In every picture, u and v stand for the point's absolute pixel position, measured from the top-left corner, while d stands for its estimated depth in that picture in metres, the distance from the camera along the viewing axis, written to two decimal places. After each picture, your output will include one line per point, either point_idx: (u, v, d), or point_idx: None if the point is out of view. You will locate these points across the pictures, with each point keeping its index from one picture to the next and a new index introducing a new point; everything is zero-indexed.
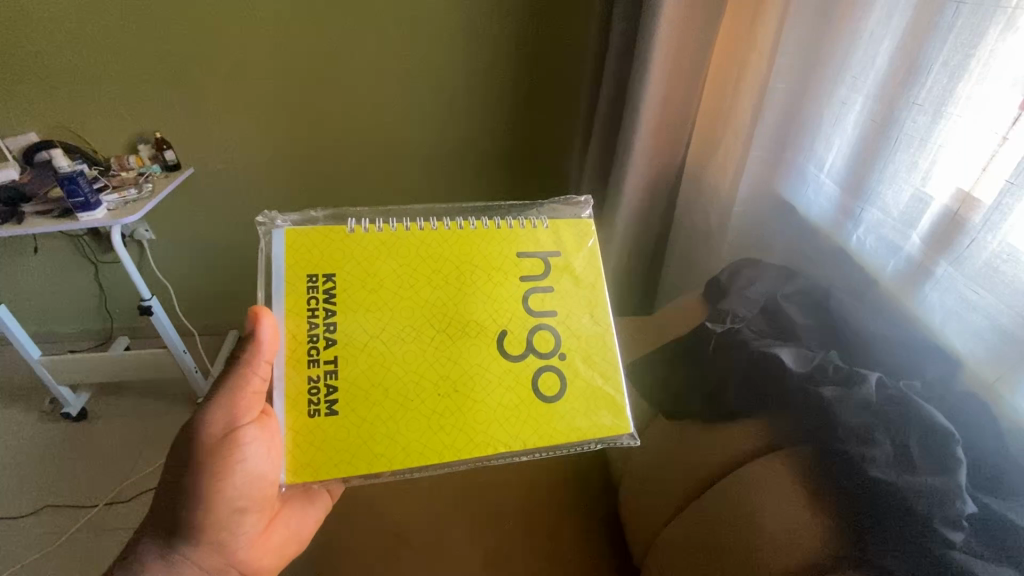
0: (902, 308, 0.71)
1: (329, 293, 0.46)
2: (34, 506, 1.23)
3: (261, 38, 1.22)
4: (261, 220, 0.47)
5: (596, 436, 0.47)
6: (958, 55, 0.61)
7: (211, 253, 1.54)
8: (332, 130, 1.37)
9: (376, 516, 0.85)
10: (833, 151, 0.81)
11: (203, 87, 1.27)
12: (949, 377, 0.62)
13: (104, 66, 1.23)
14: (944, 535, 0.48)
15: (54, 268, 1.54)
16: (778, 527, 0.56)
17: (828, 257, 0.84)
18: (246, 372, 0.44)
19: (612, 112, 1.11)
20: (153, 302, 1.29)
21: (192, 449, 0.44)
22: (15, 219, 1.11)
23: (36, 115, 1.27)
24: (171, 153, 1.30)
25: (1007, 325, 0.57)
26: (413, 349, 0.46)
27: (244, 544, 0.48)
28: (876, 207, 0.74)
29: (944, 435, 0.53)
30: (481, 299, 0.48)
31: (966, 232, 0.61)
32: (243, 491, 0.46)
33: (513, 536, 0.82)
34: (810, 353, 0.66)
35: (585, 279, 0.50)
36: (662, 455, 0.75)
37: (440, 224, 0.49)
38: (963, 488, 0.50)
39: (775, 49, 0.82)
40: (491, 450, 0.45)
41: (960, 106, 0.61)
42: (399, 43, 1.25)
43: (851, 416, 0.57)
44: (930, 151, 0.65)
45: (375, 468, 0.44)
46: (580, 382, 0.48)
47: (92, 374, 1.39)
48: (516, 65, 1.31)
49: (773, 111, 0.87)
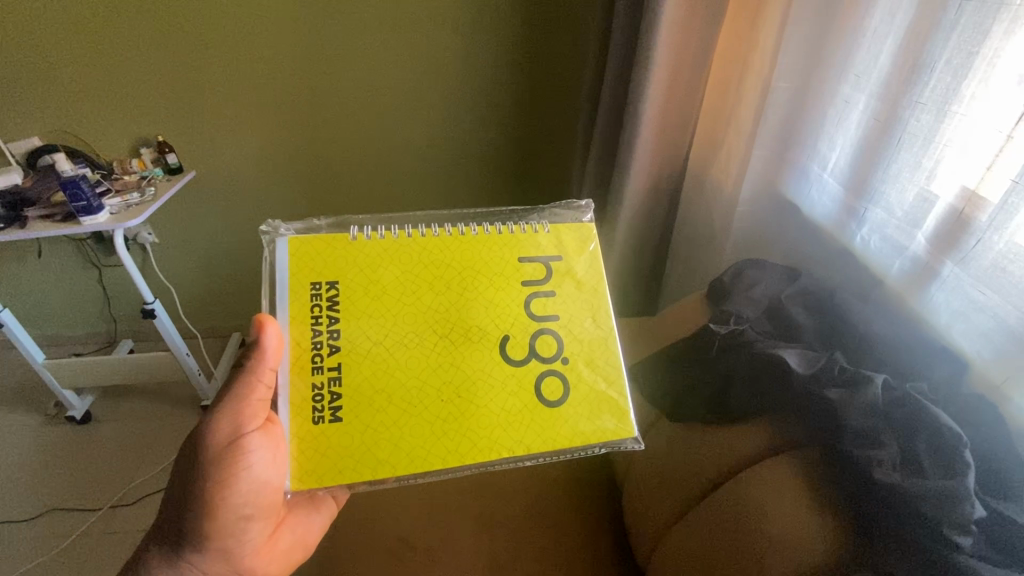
0: (907, 307, 0.70)
1: (333, 301, 0.46)
2: (40, 510, 1.23)
3: (262, 41, 1.22)
4: (265, 228, 0.47)
5: (599, 439, 0.47)
6: (962, 53, 0.60)
7: (214, 256, 1.55)
8: (333, 133, 1.37)
9: (381, 520, 0.86)
10: (836, 150, 0.81)
11: (204, 90, 1.28)
12: (954, 378, 0.62)
13: (106, 70, 1.23)
14: (952, 539, 0.47)
15: (58, 271, 1.54)
16: (779, 529, 0.57)
17: (832, 257, 0.84)
18: (251, 379, 0.44)
19: (614, 113, 1.11)
20: (154, 305, 1.29)
21: (198, 457, 0.44)
22: (18, 224, 1.11)
23: (38, 120, 1.28)
24: (174, 156, 1.30)
25: (1015, 325, 0.57)
26: (417, 355, 0.46)
27: (252, 550, 0.48)
28: (879, 206, 0.74)
29: (953, 439, 0.52)
30: (483, 304, 0.48)
31: (972, 232, 0.61)
32: (249, 498, 0.46)
33: (516, 538, 0.82)
34: (814, 354, 0.65)
35: (587, 283, 0.50)
36: (666, 458, 0.75)
37: (443, 229, 0.49)
38: (973, 491, 0.49)
39: (776, 48, 0.82)
40: (495, 454, 0.45)
41: (965, 103, 0.61)
42: (400, 45, 1.25)
43: (858, 419, 0.57)
44: (934, 150, 0.65)
45: (380, 474, 0.44)
46: (584, 387, 0.48)
47: (97, 377, 1.40)
48: (518, 67, 1.30)
49: (775, 112, 0.87)
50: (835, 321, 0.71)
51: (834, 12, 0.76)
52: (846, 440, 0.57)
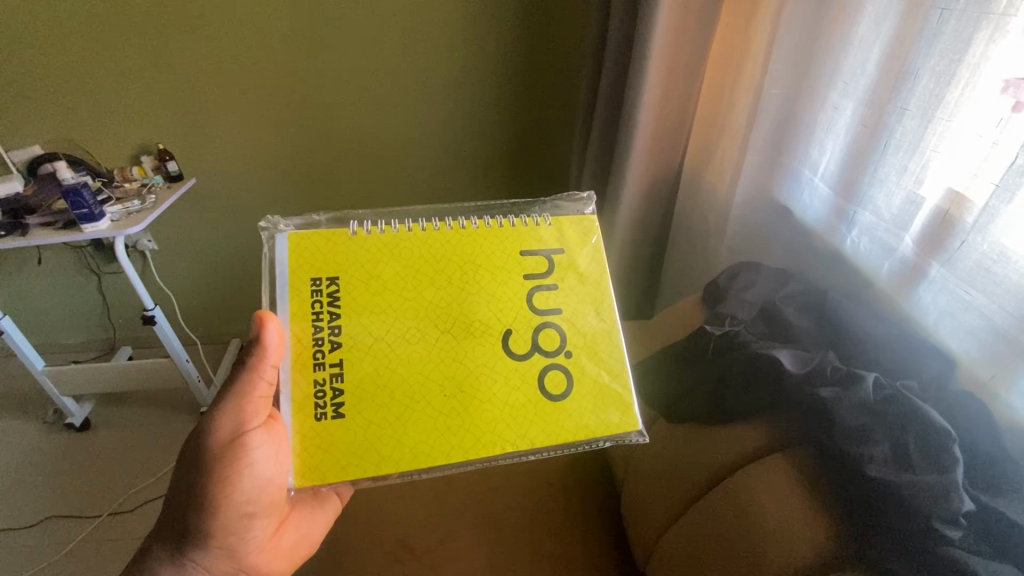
0: (895, 308, 0.71)
1: (334, 297, 0.46)
2: (38, 517, 1.23)
3: (262, 46, 1.23)
4: (264, 224, 0.47)
5: (604, 433, 0.47)
6: (945, 60, 0.61)
7: (213, 262, 1.54)
8: (331, 137, 1.36)
9: (380, 522, 0.85)
10: (826, 155, 0.81)
11: (204, 95, 1.27)
12: (945, 377, 0.61)
13: (107, 77, 1.24)
14: (941, 532, 0.47)
15: (58, 278, 1.54)
16: (775, 532, 0.57)
17: (822, 259, 0.84)
18: (252, 376, 0.44)
19: (611, 114, 1.11)
20: (155, 312, 1.28)
21: (200, 455, 0.44)
22: (19, 231, 1.12)
23: (38, 127, 1.28)
24: (174, 164, 1.30)
25: (1001, 324, 0.57)
26: (419, 349, 0.46)
27: (254, 548, 0.47)
28: (868, 210, 0.74)
29: (939, 432, 0.52)
30: (485, 297, 0.48)
31: (957, 233, 0.61)
32: (252, 496, 0.45)
33: (514, 538, 0.82)
34: (807, 354, 0.65)
35: (590, 276, 0.50)
36: (664, 459, 0.74)
37: (443, 224, 0.49)
38: (961, 485, 0.49)
39: (768, 54, 0.82)
40: (499, 449, 0.45)
41: (949, 110, 0.61)
42: (398, 49, 1.25)
43: (848, 417, 0.56)
44: (921, 156, 0.65)
45: (383, 470, 0.44)
46: (588, 380, 0.48)
47: (95, 385, 1.39)
48: (515, 73, 1.31)
49: (767, 118, 0.86)
50: (831, 320, 0.71)
51: (824, 18, 0.76)
52: (837, 439, 0.56)
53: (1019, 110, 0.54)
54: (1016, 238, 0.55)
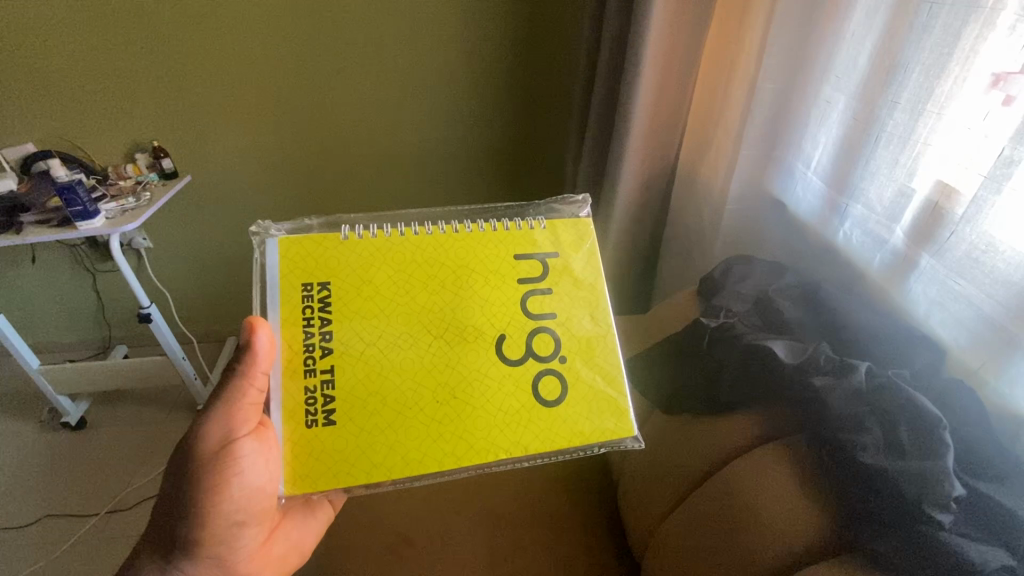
0: (888, 299, 0.70)
1: (325, 302, 0.45)
2: (35, 515, 1.22)
3: (256, 41, 1.21)
4: (255, 229, 0.46)
5: (599, 440, 0.46)
6: (935, 54, 0.60)
7: (208, 260, 1.53)
8: (326, 133, 1.35)
9: (377, 517, 0.84)
10: (819, 149, 0.80)
11: (196, 91, 1.26)
12: (935, 367, 0.61)
13: (99, 74, 1.22)
14: (932, 517, 0.47)
15: (53, 277, 1.53)
16: (769, 524, 0.56)
17: (816, 253, 0.83)
18: (242, 383, 0.43)
19: (606, 110, 1.10)
20: (151, 309, 1.28)
21: (189, 463, 0.43)
22: (15, 230, 1.10)
23: (32, 124, 1.26)
24: (168, 161, 1.30)
25: (991, 314, 0.57)
26: (411, 355, 0.45)
27: (243, 557, 0.47)
28: (860, 203, 0.73)
29: (929, 420, 0.51)
30: (478, 302, 0.47)
31: (947, 224, 0.61)
32: (242, 505, 0.45)
33: (511, 532, 0.81)
34: (802, 345, 0.65)
35: (585, 279, 0.49)
36: (659, 451, 0.74)
37: (435, 228, 0.48)
38: (952, 470, 0.49)
39: (762, 49, 0.81)
40: (491, 456, 0.45)
41: (940, 103, 0.61)
42: (393, 44, 1.24)
43: (841, 404, 0.56)
44: (912, 148, 0.64)
45: (374, 477, 0.43)
46: (581, 385, 0.47)
47: (91, 384, 1.38)
48: (510, 69, 1.29)
49: (761, 113, 0.85)
50: (825, 315, 0.70)
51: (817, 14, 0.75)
52: (831, 426, 0.56)
53: (1009, 104, 0.53)
54: (1006, 228, 0.54)
